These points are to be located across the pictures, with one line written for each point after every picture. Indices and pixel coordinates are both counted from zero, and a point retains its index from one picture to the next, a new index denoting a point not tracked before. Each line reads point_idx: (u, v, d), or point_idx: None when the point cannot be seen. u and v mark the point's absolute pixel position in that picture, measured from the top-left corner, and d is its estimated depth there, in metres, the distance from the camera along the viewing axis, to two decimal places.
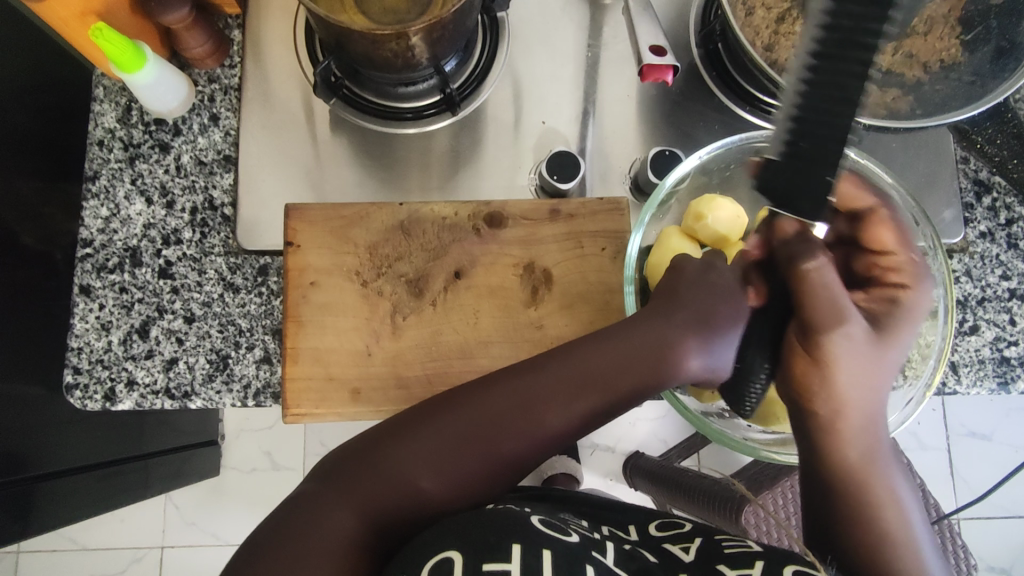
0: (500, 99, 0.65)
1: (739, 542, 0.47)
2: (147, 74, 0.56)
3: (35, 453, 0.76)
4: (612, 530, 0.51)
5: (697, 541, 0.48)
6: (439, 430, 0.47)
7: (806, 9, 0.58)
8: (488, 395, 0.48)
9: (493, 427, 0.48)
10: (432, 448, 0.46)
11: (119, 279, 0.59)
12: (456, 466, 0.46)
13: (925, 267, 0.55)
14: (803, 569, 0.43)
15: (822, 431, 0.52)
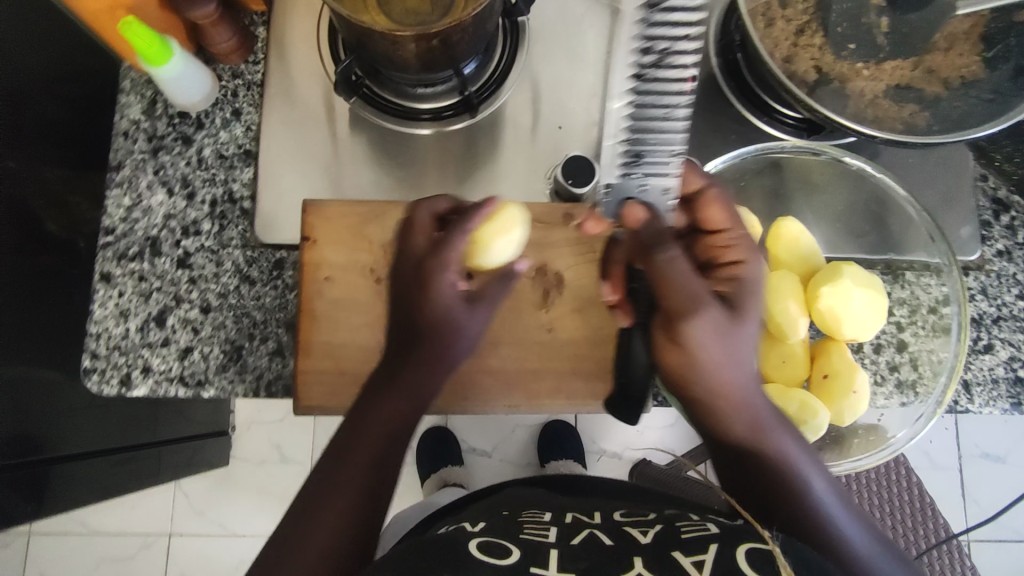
0: (517, 102, 0.66)
1: (698, 526, 0.49)
2: (173, 67, 0.57)
3: (50, 435, 0.77)
4: (574, 517, 0.55)
5: (658, 527, 0.50)
6: (344, 459, 0.50)
7: (826, 22, 0.58)
8: (373, 410, 0.52)
9: (383, 433, 0.51)
10: (352, 472, 0.50)
11: (138, 268, 0.60)
12: (368, 485, 0.50)
13: (751, 241, 0.52)
14: (757, 544, 0.44)
15: (703, 414, 0.51)
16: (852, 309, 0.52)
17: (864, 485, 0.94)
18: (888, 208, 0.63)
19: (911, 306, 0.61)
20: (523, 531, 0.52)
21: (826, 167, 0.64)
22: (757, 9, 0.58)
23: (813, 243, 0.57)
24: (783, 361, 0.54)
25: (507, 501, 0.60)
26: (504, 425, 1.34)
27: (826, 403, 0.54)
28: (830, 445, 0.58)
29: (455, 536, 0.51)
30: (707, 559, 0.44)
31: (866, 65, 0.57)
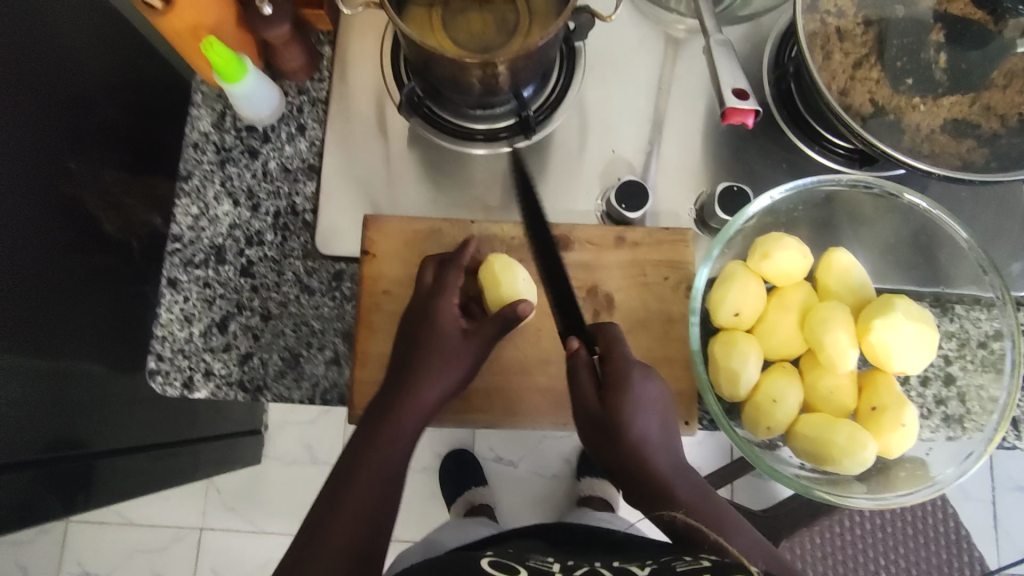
0: (572, 125, 0.67)
1: (694, 560, 0.47)
2: (247, 84, 0.59)
3: (100, 431, 0.80)
4: (580, 569, 0.54)
5: (654, 570, 0.48)
6: (346, 494, 0.53)
7: (884, 55, 0.59)
8: (365, 461, 0.54)
9: (379, 471, 0.54)
10: (351, 507, 0.53)
11: (204, 275, 0.62)
12: (364, 519, 0.52)
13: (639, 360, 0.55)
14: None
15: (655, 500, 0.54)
16: (903, 346, 0.52)
17: (898, 515, 0.93)
18: (938, 241, 0.63)
19: (960, 339, 0.62)
20: (533, 573, 0.53)
21: (878, 199, 0.63)
22: (815, 40, 0.59)
23: (864, 276, 0.57)
24: (831, 391, 0.54)
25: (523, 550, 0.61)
26: (531, 436, 1.35)
27: (874, 434, 0.54)
28: (876, 479, 0.57)
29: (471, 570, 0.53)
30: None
31: (922, 99, 0.57)
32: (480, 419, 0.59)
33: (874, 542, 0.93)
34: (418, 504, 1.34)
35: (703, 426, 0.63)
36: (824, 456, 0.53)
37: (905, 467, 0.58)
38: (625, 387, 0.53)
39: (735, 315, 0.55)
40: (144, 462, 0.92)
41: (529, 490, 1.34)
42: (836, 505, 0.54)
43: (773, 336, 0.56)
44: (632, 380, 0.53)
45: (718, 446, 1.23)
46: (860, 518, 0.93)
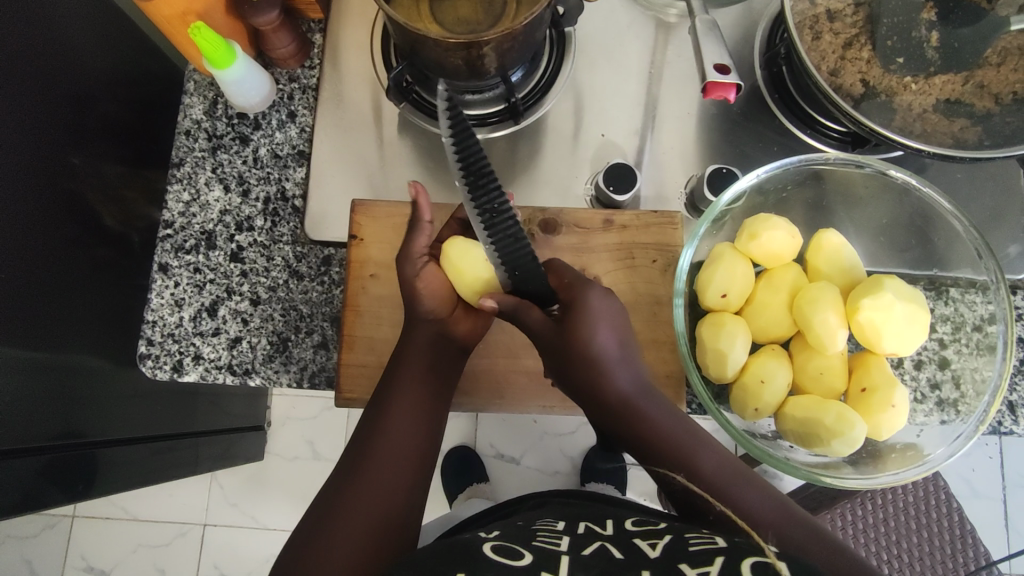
0: (562, 110, 0.67)
1: (706, 537, 0.45)
2: (236, 71, 0.59)
3: (105, 422, 0.81)
4: (587, 526, 0.53)
5: (667, 538, 0.47)
6: (369, 459, 0.52)
7: (875, 34, 0.58)
8: (387, 425, 0.54)
9: (402, 431, 0.54)
10: (374, 472, 0.51)
11: (194, 260, 0.63)
12: (391, 483, 0.51)
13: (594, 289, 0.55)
14: (762, 559, 0.40)
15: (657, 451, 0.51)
16: (893, 324, 0.51)
17: (901, 507, 0.92)
18: (932, 223, 0.62)
19: (955, 323, 0.61)
20: (535, 538, 0.50)
21: (870, 179, 0.62)
22: (805, 21, 0.58)
23: (855, 255, 0.56)
24: (820, 372, 0.54)
25: (526, 515, 0.60)
26: (533, 432, 1.35)
27: (864, 416, 0.53)
28: (867, 461, 0.57)
29: (471, 541, 0.50)
30: (713, 572, 0.40)
31: (914, 78, 0.57)
32: (469, 402, 0.60)
33: (877, 536, 0.91)
34: None
35: (692, 410, 0.62)
36: (813, 436, 0.52)
37: (896, 450, 0.57)
38: (586, 321, 0.53)
39: (722, 296, 0.55)
40: (146, 454, 0.92)
41: (532, 486, 1.33)
42: (830, 487, 0.53)
43: (761, 317, 0.55)
44: (596, 317, 0.53)
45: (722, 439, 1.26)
46: (863, 511, 0.92)
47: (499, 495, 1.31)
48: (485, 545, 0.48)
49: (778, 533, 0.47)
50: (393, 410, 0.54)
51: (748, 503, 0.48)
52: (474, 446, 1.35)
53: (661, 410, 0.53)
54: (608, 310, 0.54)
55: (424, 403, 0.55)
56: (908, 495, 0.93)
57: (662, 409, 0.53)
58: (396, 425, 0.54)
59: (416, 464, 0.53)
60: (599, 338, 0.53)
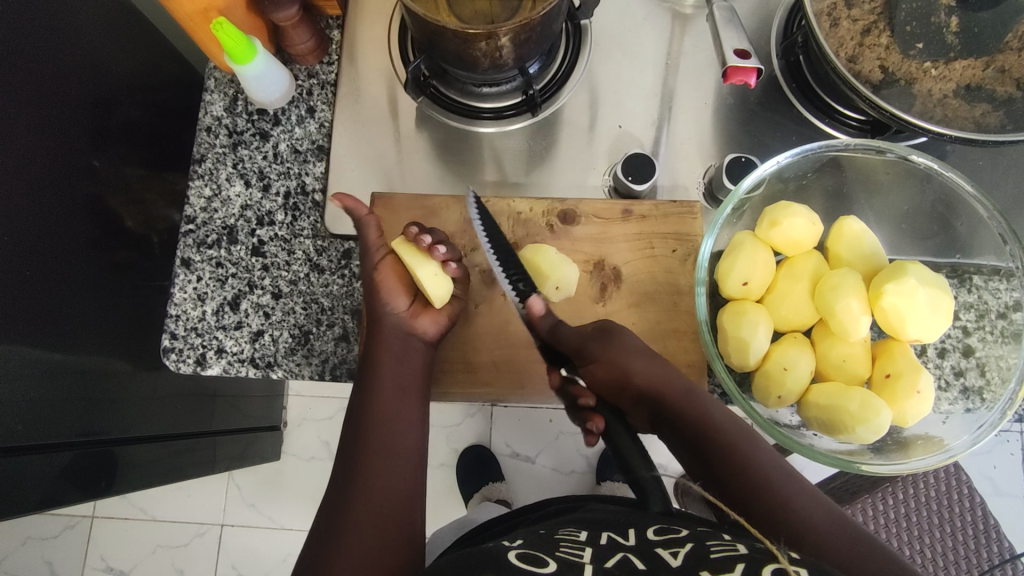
0: (578, 102, 0.67)
1: (729, 545, 0.45)
2: (256, 67, 0.60)
3: (122, 420, 0.81)
4: (610, 538, 0.51)
5: (689, 547, 0.46)
6: (375, 463, 0.55)
7: (894, 21, 0.58)
8: (384, 430, 0.57)
9: (394, 437, 0.57)
10: (380, 475, 0.55)
11: (216, 255, 0.63)
12: (402, 486, 0.55)
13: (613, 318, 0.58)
14: (781, 565, 0.40)
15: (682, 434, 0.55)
16: (917, 310, 0.51)
17: (923, 502, 0.91)
18: (955, 210, 0.61)
19: (979, 310, 0.60)
20: (560, 548, 0.49)
21: (891, 165, 0.62)
22: (823, 8, 0.58)
23: (876, 242, 0.56)
24: (844, 359, 0.53)
25: (550, 522, 0.59)
26: (549, 431, 1.35)
27: (888, 403, 0.53)
28: (891, 449, 0.56)
29: (495, 550, 0.50)
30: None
31: (934, 64, 0.57)
32: (489, 393, 0.60)
33: (898, 532, 0.90)
34: (434, 499, 1.34)
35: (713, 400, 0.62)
36: (837, 424, 0.52)
37: (920, 437, 0.57)
38: (604, 334, 0.56)
39: (743, 284, 0.55)
40: (165, 452, 0.93)
41: (547, 485, 1.33)
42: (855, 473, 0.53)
43: (783, 305, 0.55)
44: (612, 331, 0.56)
45: None
46: (883, 506, 0.91)
47: (514, 495, 1.31)
48: (508, 553, 0.49)
49: (790, 534, 0.50)
50: (384, 425, 0.57)
51: (776, 503, 0.51)
52: (488, 446, 1.35)
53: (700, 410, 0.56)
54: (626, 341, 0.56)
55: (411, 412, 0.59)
56: (928, 490, 0.93)
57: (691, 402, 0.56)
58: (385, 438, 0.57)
59: (411, 468, 0.57)
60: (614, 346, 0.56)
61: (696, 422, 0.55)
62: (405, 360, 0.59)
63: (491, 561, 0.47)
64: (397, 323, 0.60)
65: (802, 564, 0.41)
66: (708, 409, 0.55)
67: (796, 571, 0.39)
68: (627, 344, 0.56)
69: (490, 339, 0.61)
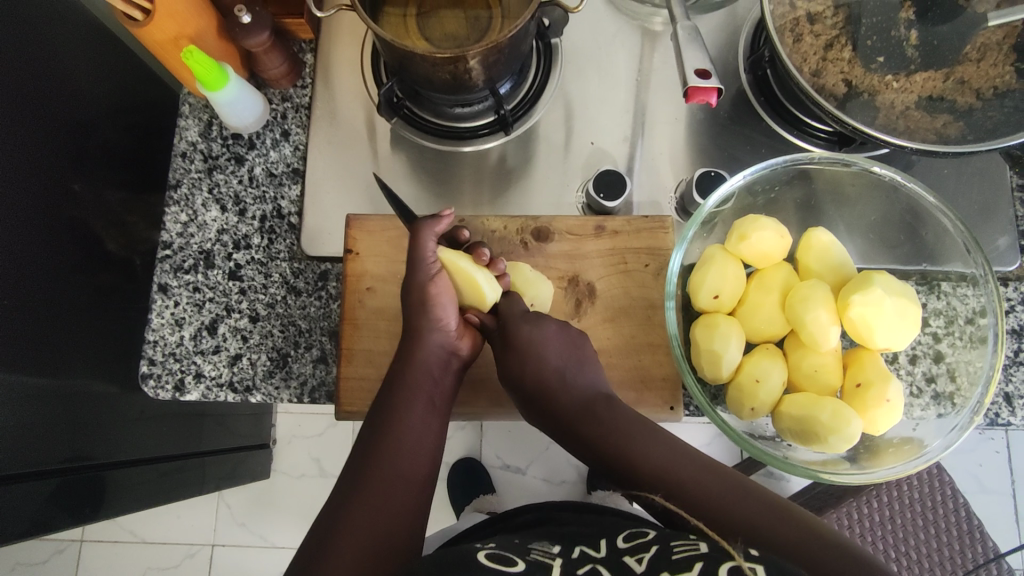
0: (551, 120, 0.68)
1: (691, 545, 0.45)
2: (228, 93, 0.61)
3: (108, 445, 0.80)
4: (582, 552, 0.51)
5: (654, 550, 0.46)
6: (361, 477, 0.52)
7: (856, 36, 0.59)
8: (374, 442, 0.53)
9: (389, 447, 0.53)
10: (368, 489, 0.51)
11: (193, 280, 0.64)
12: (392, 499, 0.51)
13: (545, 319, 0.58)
14: (736, 564, 0.39)
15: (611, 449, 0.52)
16: (885, 318, 0.52)
17: (908, 505, 0.93)
18: (922, 219, 0.62)
19: (948, 316, 0.61)
20: (530, 555, 0.50)
21: (858, 177, 0.63)
22: (786, 24, 0.59)
23: (844, 252, 0.57)
24: (815, 370, 0.54)
25: (532, 534, 0.59)
26: (539, 441, 1.35)
27: (859, 411, 0.53)
28: (865, 457, 0.57)
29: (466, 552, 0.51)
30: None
31: (895, 77, 0.58)
32: (468, 412, 0.61)
33: (883, 534, 0.91)
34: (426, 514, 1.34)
35: (690, 413, 0.63)
36: (809, 434, 0.53)
37: (892, 444, 0.58)
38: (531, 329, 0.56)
39: (715, 297, 0.56)
40: (152, 475, 0.93)
41: (539, 496, 1.33)
42: (831, 484, 0.53)
43: (754, 317, 0.56)
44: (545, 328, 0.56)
45: (727, 444, 1.28)
46: (869, 509, 0.92)
47: (507, 507, 1.31)
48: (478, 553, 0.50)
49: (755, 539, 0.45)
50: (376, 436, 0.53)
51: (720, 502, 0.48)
52: (479, 458, 1.36)
53: (627, 421, 0.53)
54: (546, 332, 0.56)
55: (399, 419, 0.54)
56: (912, 492, 0.94)
57: (624, 417, 0.54)
58: (385, 452, 0.53)
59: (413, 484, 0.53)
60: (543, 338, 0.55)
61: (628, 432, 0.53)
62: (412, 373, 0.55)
63: (459, 560, 0.47)
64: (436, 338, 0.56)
65: (759, 561, 0.39)
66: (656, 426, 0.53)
67: (752, 569, 0.38)
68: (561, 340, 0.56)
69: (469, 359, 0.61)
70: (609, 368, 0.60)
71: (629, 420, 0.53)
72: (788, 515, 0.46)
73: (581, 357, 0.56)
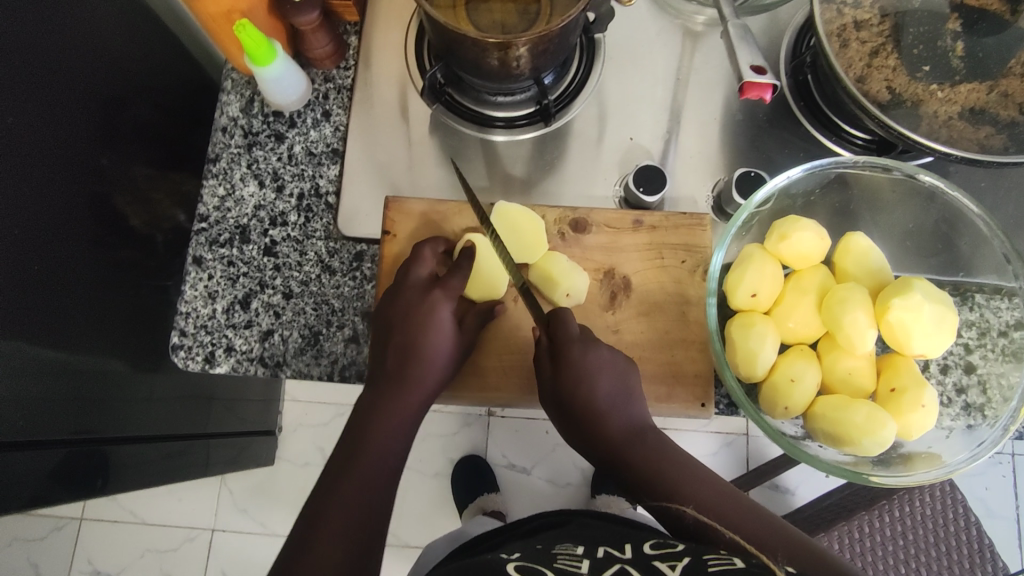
0: (590, 114, 0.68)
1: (726, 560, 0.44)
2: (275, 69, 0.61)
3: (123, 420, 0.80)
4: (607, 552, 0.52)
5: (686, 560, 0.46)
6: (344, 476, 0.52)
7: (901, 44, 0.59)
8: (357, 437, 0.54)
9: (376, 455, 0.54)
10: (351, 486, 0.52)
11: (228, 253, 0.64)
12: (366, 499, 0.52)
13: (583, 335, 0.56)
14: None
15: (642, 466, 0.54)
16: (923, 325, 0.52)
17: (919, 521, 0.92)
18: (958, 229, 0.63)
19: (980, 328, 0.61)
20: (557, 561, 0.51)
21: (897, 183, 0.63)
22: (833, 29, 0.59)
23: (882, 258, 0.57)
24: (849, 373, 0.54)
25: (546, 537, 0.60)
26: (544, 442, 1.35)
27: (894, 415, 0.53)
28: (896, 462, 0.57)
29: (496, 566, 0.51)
30: None
31: (940, 86, 0.58)
32: (498, 398, 0.61)
33: (895, 549, 0.91)
34: (428, 509, 1.34)
35: (720, 411, 0.63)
36: (841, 436, 0.53)
37: (921, 450, 0.58)
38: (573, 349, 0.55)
39: (752, 296, 0.56)
40: (162, 454, 0.92)
41: (543, 497, 1.32)
42: (880, 487, 0.54)
43: (791, 318, 0.56)
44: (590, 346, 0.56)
45: (734, 454, 1.28)
46: (880, 523, 0.92)
47: (511, 506, 1.31)
48: (509, 566, 0.51)
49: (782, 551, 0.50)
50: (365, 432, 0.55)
51: (743, 524, 0.51)
52: (484, 456, 1.35)
53: (654, 444, 0.56)
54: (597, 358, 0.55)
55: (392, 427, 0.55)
56: (924, 508, 0.94)
57: (649, 440, 0.56)
58: (370, 447, 0.54)
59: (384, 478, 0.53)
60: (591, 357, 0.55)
61: (654, 454, 0.55)
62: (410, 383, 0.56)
63: None
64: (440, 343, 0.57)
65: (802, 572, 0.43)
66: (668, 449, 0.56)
67: None
68: (599, 361, 0.55)
69: (497, 346, 0.61)
70: (640, 363, 0.60)
71: (656, 444, 0.56)
72: (805, 539, 0.51)
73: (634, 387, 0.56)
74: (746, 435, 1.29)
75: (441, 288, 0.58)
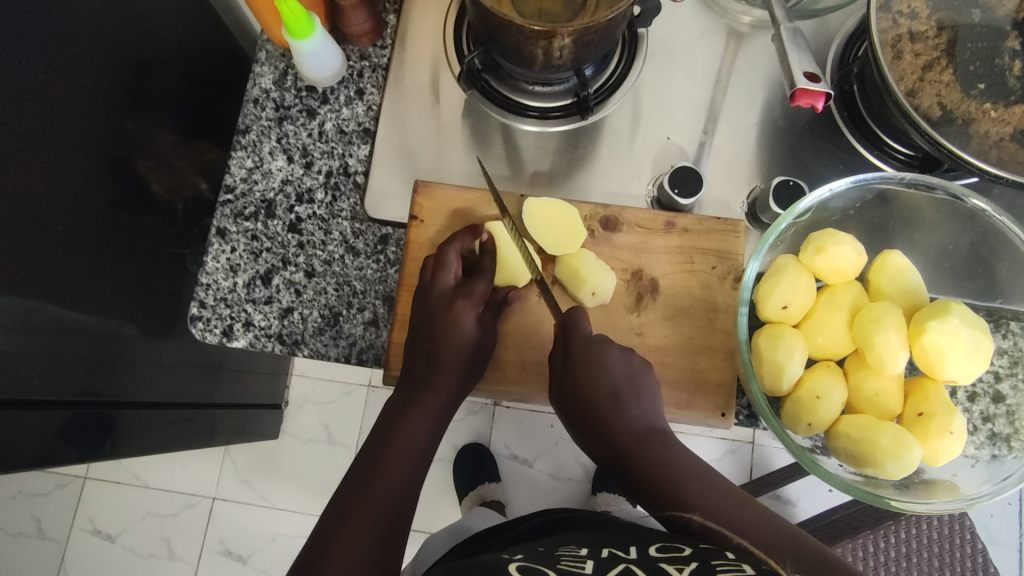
0: (628, 110, 0.67)
1: (734, 565, 0.43)
2: (312, 43, 0.60)
3: (135, 386, 0.80)
4: (612, 553, 0.52)
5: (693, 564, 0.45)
6: (370, 472, 0.53)
7: (957, 59, 0.57)
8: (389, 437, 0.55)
9: (400, 454, 0.54)
10: (375, 481, 0.53)
11: (252, 227, 0.63)
12: (389, 499, 0.52)
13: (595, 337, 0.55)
14: None
15: (645, 463, 0.53)
16: (959, 350, 0.51)
17: (925, 544, 0.91)
18: (996, 253, 0.61)
19: (1013, 356, 0.60)
20: (561, 562, 0.50)
21: (940, 204, 0.62)
22: (888, 39, 0.58)
23: (918, 278, 0.56)
24: (876, 394, 0.53)
25: (550, 539, 0.60)
26: (549, 436, 1.34)
27: (920, 440, 0.52)
28: (917, 488, 0.56)
29: (496, 563, 0.51)
30: None
31: (994, 106, 0.56)
32: (514, 392, 0.60)
33: (898, 570, 0.90)
34: (429, 494, 1.34)
35: (740, 421, 0.62)
36: (866, 458, 0.52)
37: (943, 480, 0.57)
38: (589, 353, 0.54)
39: (783, 308, 0.54)
40: (170, 421, 0.92)
41: (543, 491, 1.32)
42: (899, 512, 0.53)
43: (820, 333, 0.55)
44: (601, 347, 0.55)
45: (739, 462, 1.27)
46: (885, 544, 0.91)
47: (511, 497, 1.31)
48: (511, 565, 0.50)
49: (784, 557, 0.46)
50: (399, 431, 0.56)
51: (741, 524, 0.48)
52: (488, 445, 1.35)
53: (659, 440, 0.54)
54: (614, 362, 0.55)
55: (413, 424, 0.56)
56: (931, 531, 0.93)
57: (651, 436, 0.54)
58: (396, 449, 0.55)
59: (405, 473, 0.54)
60: (603, 359, 0.54)
61: (657, 449, 0.53)
62: (439, 386, 0.56)
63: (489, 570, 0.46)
64: (461, 339, 0.56)
65: None
66: (674, 447, 0.53)
67: None
68: (611, 362, 0.55)
69: (517, 337, 0.60)
70: (663, 367, 0.59)
71: (658, 440, 0.54)
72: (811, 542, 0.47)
73: (640, 382, 0.55)
74: (752, 444, 1.28)
75: (465, 297, 0.57)
